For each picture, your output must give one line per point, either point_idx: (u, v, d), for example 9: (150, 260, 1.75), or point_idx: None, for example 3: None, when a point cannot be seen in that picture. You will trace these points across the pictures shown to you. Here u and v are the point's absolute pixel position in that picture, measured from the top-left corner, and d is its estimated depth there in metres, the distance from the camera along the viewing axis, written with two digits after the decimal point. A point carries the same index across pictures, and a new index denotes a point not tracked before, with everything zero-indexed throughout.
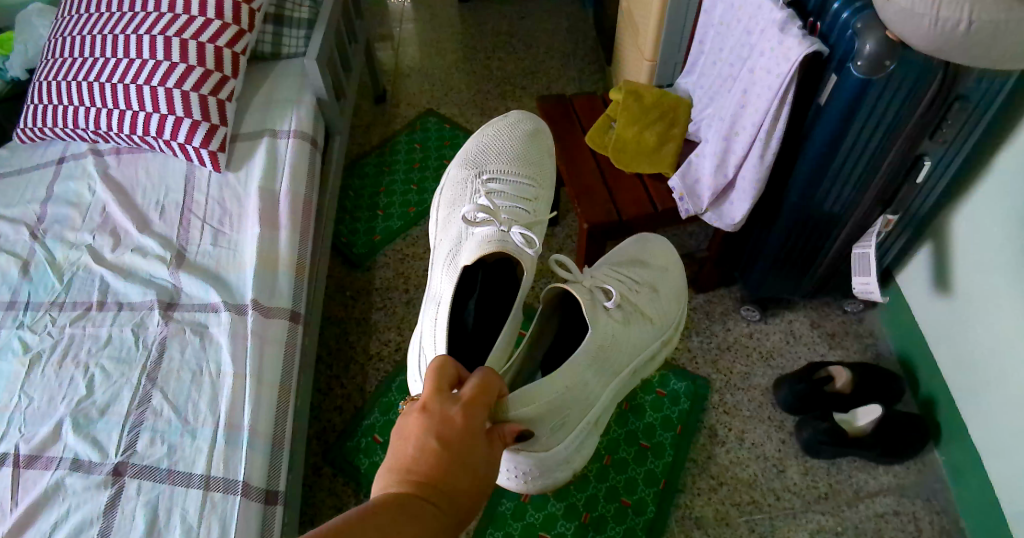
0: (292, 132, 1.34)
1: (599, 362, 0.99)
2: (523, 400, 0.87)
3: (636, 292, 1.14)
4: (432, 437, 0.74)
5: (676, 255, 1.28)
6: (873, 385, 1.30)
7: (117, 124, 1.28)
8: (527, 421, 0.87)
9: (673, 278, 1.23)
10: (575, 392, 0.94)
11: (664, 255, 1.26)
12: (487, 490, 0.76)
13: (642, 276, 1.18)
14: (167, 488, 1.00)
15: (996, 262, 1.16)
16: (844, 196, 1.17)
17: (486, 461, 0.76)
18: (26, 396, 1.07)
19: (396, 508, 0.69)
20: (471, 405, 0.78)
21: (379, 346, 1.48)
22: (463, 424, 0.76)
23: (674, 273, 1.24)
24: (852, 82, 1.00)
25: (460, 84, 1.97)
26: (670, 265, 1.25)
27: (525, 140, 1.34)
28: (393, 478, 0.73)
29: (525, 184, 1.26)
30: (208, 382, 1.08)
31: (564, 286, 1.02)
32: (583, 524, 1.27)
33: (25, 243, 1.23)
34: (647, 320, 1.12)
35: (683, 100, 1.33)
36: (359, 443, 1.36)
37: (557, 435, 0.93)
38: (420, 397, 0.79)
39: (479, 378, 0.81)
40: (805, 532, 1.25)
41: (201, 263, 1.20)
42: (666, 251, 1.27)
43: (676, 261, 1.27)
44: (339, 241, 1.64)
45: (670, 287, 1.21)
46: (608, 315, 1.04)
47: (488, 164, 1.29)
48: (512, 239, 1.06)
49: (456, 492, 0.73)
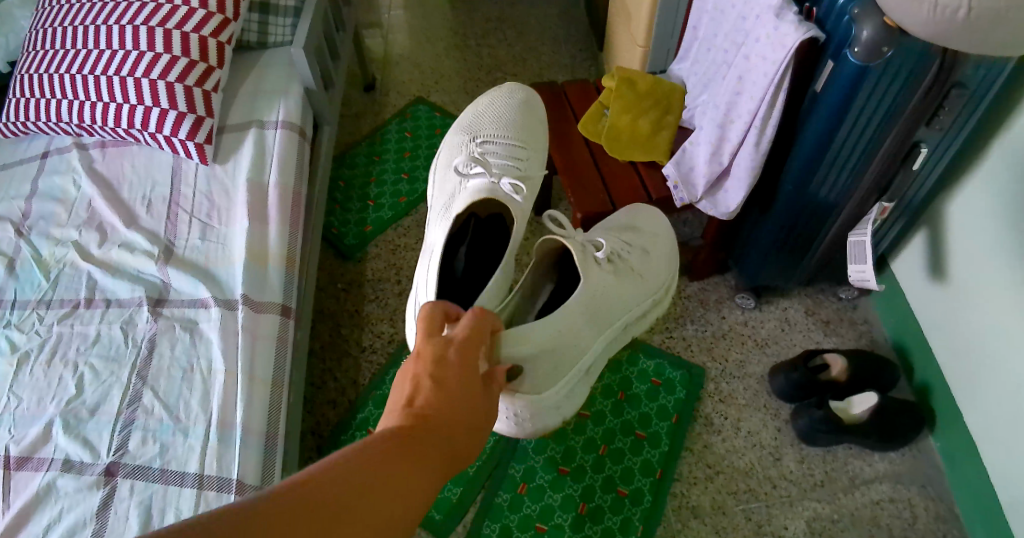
0: (280, 123, 1.32)
1: (591, 309, 1.00)
2: (519, 339, 0.90)
3: (621, 250, 1.11)
4: (428, 376, 0.79)
5: (665, 222, 1.23)
6: (868, 372, 1.29)
7: (101, 117, 1.25)
8: (517, 360, 0.90)
9: (657, 248, 1.19)
10: (567, 336, 0.95)
11: (650, 220, 1.22)
12: (486, 425, 0.82)
13: (627, 240, 1.16)
14: (160, 488, 0.99)
15: (989, 250, 1.16)
16: (840, 184, 1.16)
17: (483, 397, 0.81)
18: (15, 396, 1.06)
19: (401, 439, 0.74)
20: (462, 343, 0.82)
21: (372, 338, 1.47)
22: (458, 362, 0.80)
23: (660, 244, 1.20)
24: (850, 68, 0.99)
25: (450, 72, 1.95)
26: (657, 234, 1.21)
27: (518, 106, 1.30)
28: (395, 414, 0.77)
29: (518, 146, 1.23)
30: (200, 379, 1.07)
31: (557, 238, 1.02)
32: (579, 516, 1.26)
33: (10, 241, 1.20)
34: (636, 277, 1.12)
35: (676, 88, 1.32)
36: (353, 437, 1.35)
37: (549, 379, 0.94)
38: (414, 345, 0.84)
39: (471, 319, 0.85)
40: (802, 519, 1.25)
41: (190, 258, 1.18)
42: (654, 218, 1.23)
43: (666, 230, 1.23)
44: (330, 232, 1.62)
45: (651, 255, 1.17)
46: (600, 267, 1.04)
47: (481, 129, 1.27)
48: (501, 189, 1.08)
49: (454, 425, 0.77)
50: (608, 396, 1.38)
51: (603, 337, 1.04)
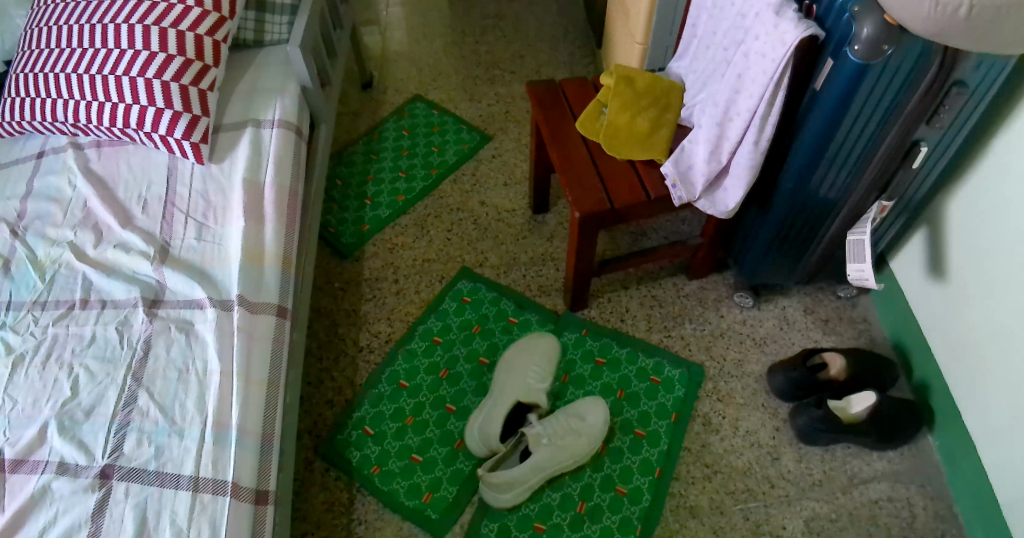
0: (276, 121, 1.32)
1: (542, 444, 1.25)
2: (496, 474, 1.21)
3: (546, 438, 1.25)
4: None
5: (606, 410, 1.30)
6: (867, 373, 1.29)
7: (96, 117, 1.24)
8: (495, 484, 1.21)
9: (588, 427, 1.28)
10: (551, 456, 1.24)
11: (589, 407, 1.30)
12: None
13: (554, 425, 1.27)
14: (156, 490, 0.98)
15: (986, 249, 1.16)
16: (840, 182, 1.15)
17: None
18: (10, 398, 1.05)
19: None
20: None
21: (369, 337, 1.46)
22: None
23: (592, 420, 1.29)
24: (850, 66, 0.99)
25: (448, 70, 1.94)
26: (591, 416, 1.29)
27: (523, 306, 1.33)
28: None
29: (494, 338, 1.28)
30: (195, 381, 1.06)
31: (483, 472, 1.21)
32: (579, 514, 1.25)
33: (5, 241, 1.19)
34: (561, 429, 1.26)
35: (675, 85, 1.31)
36: (350, 436, 1.34)
37: (508, 485, 1.21)
38: None
39: None
40: (800, 519, 1.24)
41: (185, 259, 1.17)
42: (595, 404, 1.31)
43: (606, 420, 1.29)
44: (327, 230, 1.61)
45: (582, 441, 1.26)
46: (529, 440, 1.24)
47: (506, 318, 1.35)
48: None
49: None
50: (607, 394, 1.37)
51: (529, 467, 1.22)
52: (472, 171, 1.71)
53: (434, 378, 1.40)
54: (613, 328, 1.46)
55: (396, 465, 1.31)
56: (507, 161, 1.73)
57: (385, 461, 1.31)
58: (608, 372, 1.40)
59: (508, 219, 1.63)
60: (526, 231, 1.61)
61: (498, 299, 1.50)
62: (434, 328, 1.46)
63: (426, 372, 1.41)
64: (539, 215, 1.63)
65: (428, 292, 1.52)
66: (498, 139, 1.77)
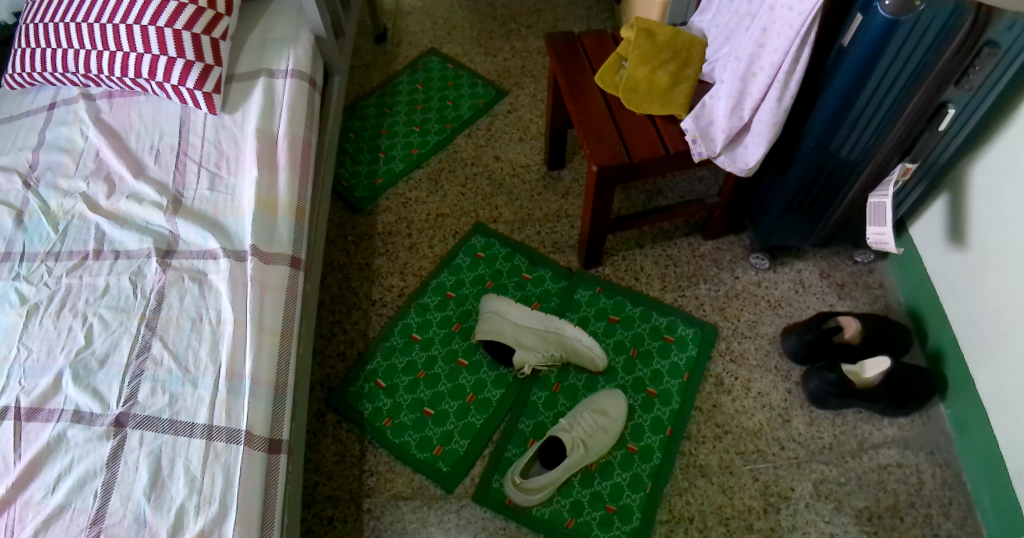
0: (289, 71, 1.31)
1: (584, 446, 1.22)
2: (539, 481, 1.18)
3: (582, 440, 1.23)
4: None
5: (625, 401, 1.29)
6: (882, 337, 1.28)
7: (107, 67, 1.23)
8: (540, 487, 1.18)
9: (612, 421, 1.26)
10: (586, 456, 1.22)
11: (610, 401, 1.28)
12: None
13: (583, 423, 1.24)
14: (170, 438, 0.99)
15: (1007, 216, 1.13)
16: (862, 142, 1.13)
17: None
18: (25, 347, 1.06)
19: None
20: None
21: (381, 291, 1.46)
22: None
23: (614, 415, 1.27)
24: (878, 22, 0.96)
25: (463, 24, 1.90)
26: (613, 409, 1.28)
27: (548, 335, 1.33)
28: None
29: (518, 320, 1.34)
30: (209, 330, 1.07)
31: (521, 479, 1.18)
32: (607, 513, 1.22)
33: (18, 192, 1.19)
34: (596, 414, 1.26)
35: (697, 39, 1.25)
36: (361, 388, 1.35)
37: (541, 489, 1.19)
38: None
39: None
40: (808, 481, 1.25)
41: (198, 209, 1.17)
42: (615, 397, 1.29)
43: (626, 412, 1.29)
44: (339, 184, 1.60)
45: (608, 436, 1.25)
46: (569, 436, 1.22)
47: (549, 321, 1.34)
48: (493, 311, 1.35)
49: None
50: (620, 351, 1.37)
51: (563, 471, 1.19)
52: (487, 126, 1.69)
53: (445, 331, 1.40)
54: (626, 287, 1.45)
55: (407, 417, 1.32)
56: (522, 116, 1.70)
57: (397, 413, 1.32)
58: (621, 330, 1.39)
59: (523, 174, 1.61)
60: (539, 188, 1.59)
61: (511, 255, 1.49)
62: (446, 283, 1.46)
63: (438, 325, 1.41)
64: (554, 171, 1.61)
65: (441, 247, 1.52)
66: (513, 94, 1.74)
